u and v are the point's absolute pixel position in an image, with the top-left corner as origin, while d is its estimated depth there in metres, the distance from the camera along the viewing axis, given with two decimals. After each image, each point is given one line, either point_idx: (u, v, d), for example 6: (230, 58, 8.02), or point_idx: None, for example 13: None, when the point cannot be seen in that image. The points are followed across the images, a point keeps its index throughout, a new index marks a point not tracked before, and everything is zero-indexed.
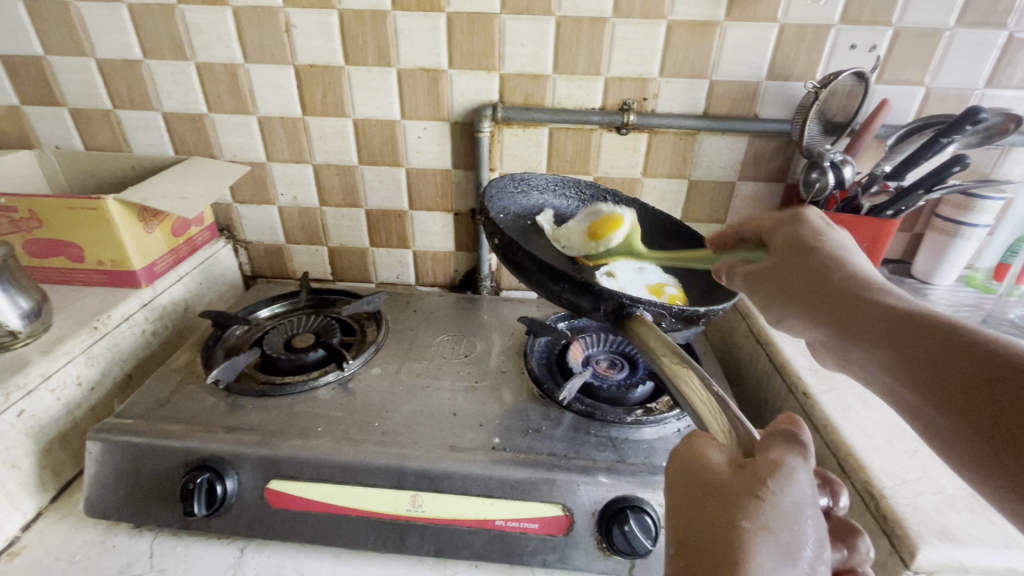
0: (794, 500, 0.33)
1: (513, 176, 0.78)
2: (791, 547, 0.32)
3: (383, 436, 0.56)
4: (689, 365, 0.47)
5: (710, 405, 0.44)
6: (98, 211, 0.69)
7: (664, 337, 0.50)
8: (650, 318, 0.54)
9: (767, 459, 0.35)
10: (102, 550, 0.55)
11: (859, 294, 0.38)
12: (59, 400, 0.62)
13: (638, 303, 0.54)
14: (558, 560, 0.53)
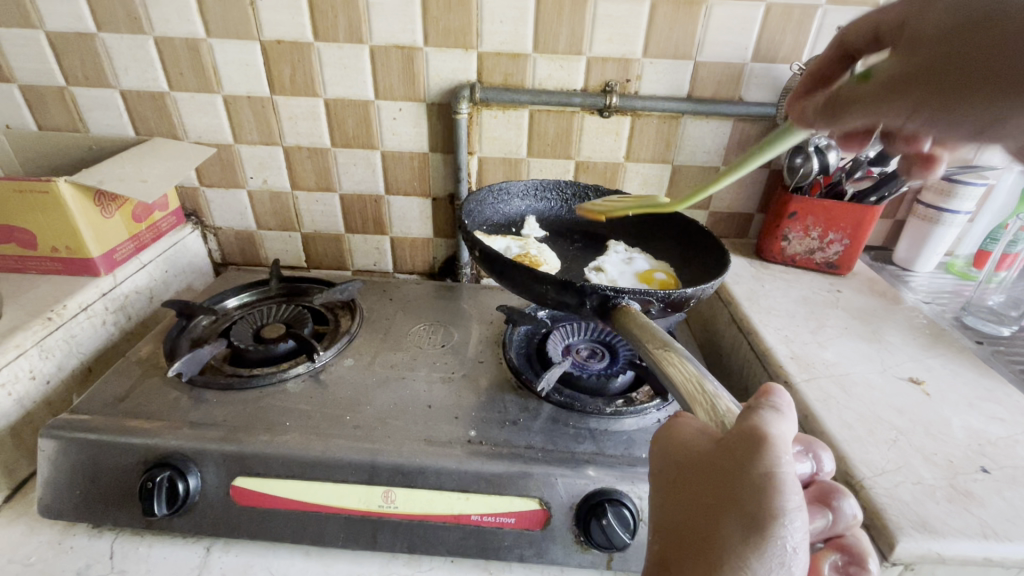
0: (763, 469, 0.30)
1: (491, 186, 0.77)
2: (760, 521, 0.29)
3: (354, 430, 0.54)
4: (675, 350, 0.46)
5: (691, 383, 0.43)
6: (50, 195, 0.65)
7: (652, 325, 0.49)
8: (638, 306, 0.53)
9: (739, 431, 0.32)
10: (59, 551, 0.52)
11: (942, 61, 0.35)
12: (11, 395, 0.58)
13: (622, 293, 0.53)
14: (536, 554, 0.52)
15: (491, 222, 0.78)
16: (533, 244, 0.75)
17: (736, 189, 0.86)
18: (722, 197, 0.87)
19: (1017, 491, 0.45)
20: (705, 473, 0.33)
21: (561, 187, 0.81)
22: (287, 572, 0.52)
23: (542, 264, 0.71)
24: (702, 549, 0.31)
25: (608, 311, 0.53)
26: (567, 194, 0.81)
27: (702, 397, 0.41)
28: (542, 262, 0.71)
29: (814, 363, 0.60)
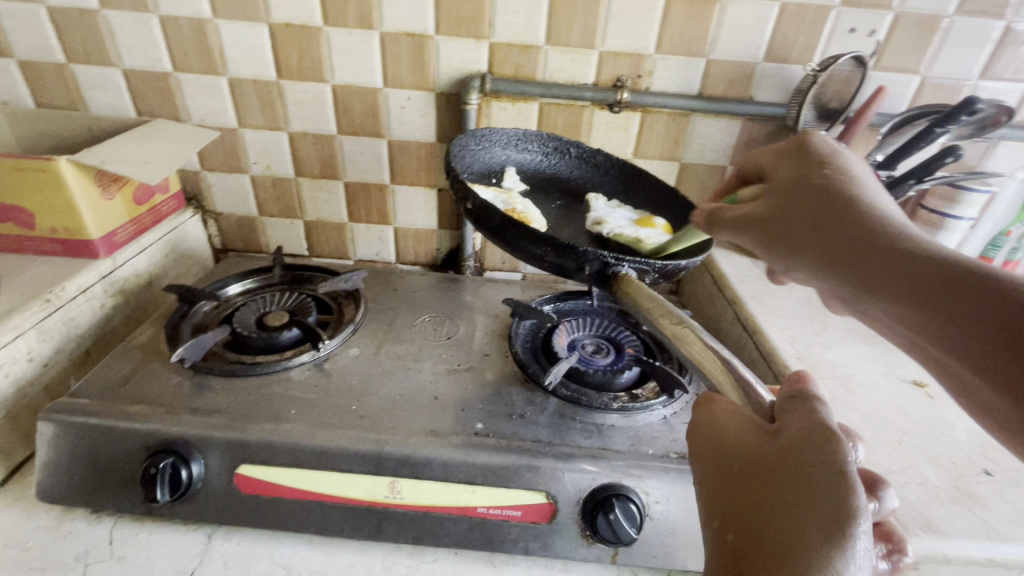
0: (839, 469, 0.31)
1: (474, 132, 0.74)
2: (842, 518, 0.29)
3: (361, 420, 0.54)
4: (688, 324, 0.50)
5: (713, 363, 0.46)
6: (50, 173, 0.64)
7: (656, 297, 0.52)
8: (633, 275, 0.55)
9: (800, 427, 0.35)
10: (57, 536, 0.52)
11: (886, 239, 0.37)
12: (8, 376, 0.57)
13: (622, 260, 0.54)
14: (541, 547, 0.52)
15: (473, 170, 0.75)
16: (518, 198, 0.70)
17: None
18: None
19: (1019, 494, 0.46)
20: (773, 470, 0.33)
21: (542, 139, 0.79)
22: (291, 561, 0.51)
23: (530, 221, 0.67)
24: (786, 543, 0.30)
25: (606, 277, 0.55)
26: (549, 147, 0.80)
27: (723, 374, 0.45)
28: (530, 220, 0.67)
29: (819, 364, 0.60)
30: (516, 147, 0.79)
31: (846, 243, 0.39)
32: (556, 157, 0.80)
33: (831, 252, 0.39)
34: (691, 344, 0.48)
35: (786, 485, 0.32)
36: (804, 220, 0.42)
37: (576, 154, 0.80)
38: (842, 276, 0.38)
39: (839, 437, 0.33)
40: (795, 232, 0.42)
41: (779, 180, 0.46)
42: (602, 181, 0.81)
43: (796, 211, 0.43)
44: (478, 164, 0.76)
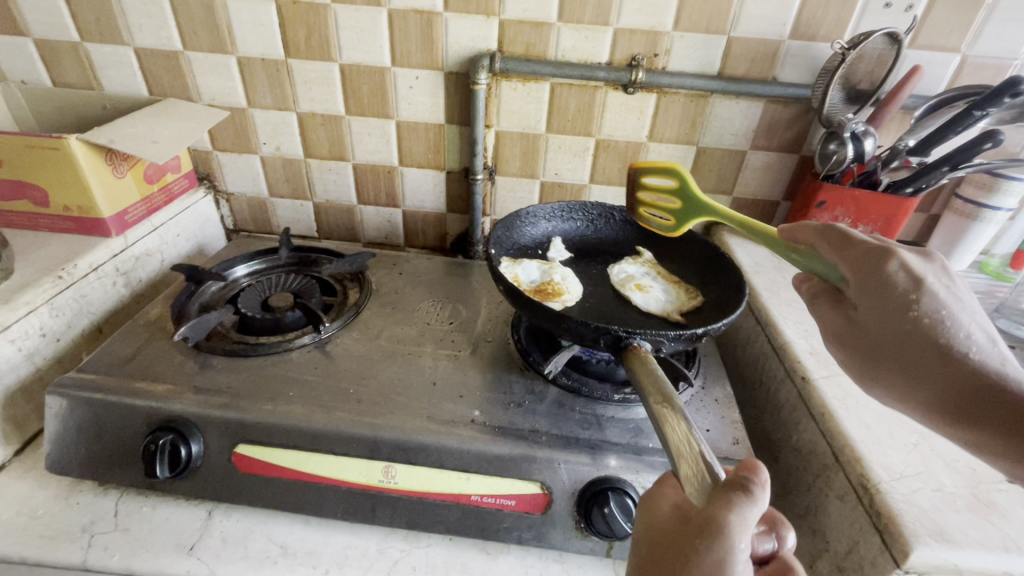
0: (719, 556, 0.30)
1: (518, 211, 0.72)
2: None
3: (358, 404, 0.54)
4: (678, 410, 0.41)
5: (683, 445, 0.38)
6: (61, 152, 0.65)
7: (660, 376, 0.45)
8: (648, 349, 0.50)
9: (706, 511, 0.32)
10: (65, 506, 0.53)
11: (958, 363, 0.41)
12: (21, 350, 0.59)
13: (635, 332, 0.50)
14: (534, 537, 0.51)
15: (517, 247, 0.73)
16: (559, 268, 0.69)
17: (764, 175, 0.82)
18: (747, 181, 0.83)
19: None
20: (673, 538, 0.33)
21: (586, 209, 0.76)
22: (286, 540, 0.52)
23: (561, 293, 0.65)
24: None
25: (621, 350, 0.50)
26: (592, 215, 0.77)
27: (689, 460, 0.36)
28: (562, 292, 0.65)
29: (834, 360, 0.58)
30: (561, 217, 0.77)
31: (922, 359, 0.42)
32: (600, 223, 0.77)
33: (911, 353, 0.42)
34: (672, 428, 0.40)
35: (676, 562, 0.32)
36: (893, 322, 0.43)
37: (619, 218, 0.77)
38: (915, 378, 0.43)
39: (743, 531, 0.30)
40: (897, 367, 0.44)
41: (871, 304, 0.44)
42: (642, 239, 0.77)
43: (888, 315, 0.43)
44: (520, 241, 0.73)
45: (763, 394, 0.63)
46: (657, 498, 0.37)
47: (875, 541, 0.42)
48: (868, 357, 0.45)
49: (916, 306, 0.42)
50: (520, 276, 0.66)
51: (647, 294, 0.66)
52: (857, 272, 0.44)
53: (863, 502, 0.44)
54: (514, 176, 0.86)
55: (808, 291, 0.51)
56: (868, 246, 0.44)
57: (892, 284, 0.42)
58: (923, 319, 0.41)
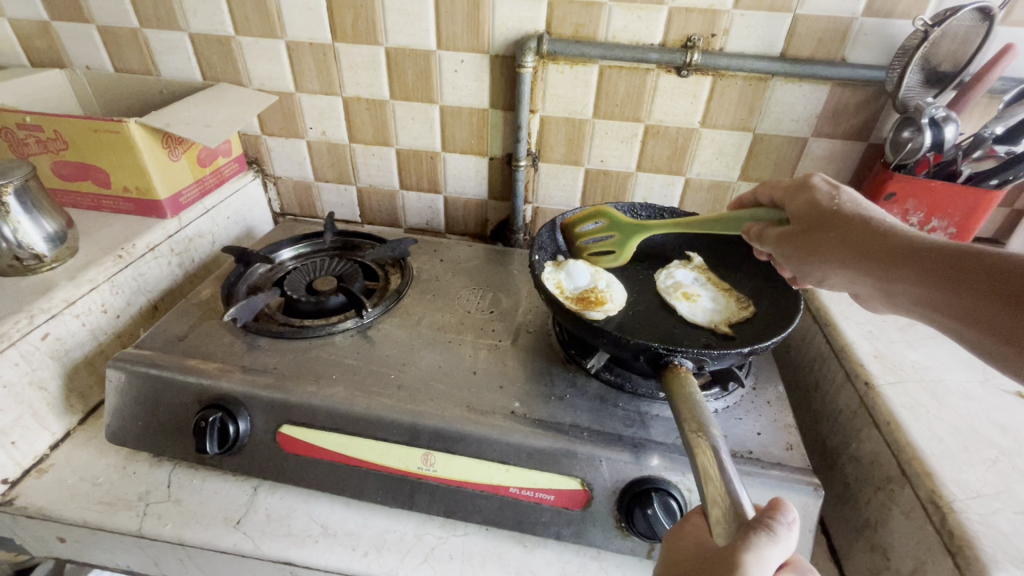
0: None
1: (564, 213, 0.69)
2: None
3: (399, 390, 0.54)
4: (711, 437, 0.40)
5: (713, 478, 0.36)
6: (121, 135, 0.67)
7: (701, 401, 0.43)
8: (690, 367, 0.48)
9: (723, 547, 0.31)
10: (124, 475, 0.56)
11: (876, 235, 0.43)
12: (85, 326, 0.62)
13: (676, 350, 0.48)
14: (573, 533, 0.50)
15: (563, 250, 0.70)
16: (604, 272, 0.65)
17: (826, 164, 0.77)
18: (807, 171, 0.78)
19: None
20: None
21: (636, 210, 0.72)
22: (328, 520, 0.53)
23: (606, 300, 0.61)
24: None
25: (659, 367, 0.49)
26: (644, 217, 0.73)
27: (717, 495, 0.35)
28: (607, 301, 0.60)
29: (901, 365, 0.53)
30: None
31: (840, 240, 0.45)
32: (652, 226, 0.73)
33: (834, 237, 0.45)
34: (703, 454, 0.38)
35: None
36: (814, 219, 0.48)
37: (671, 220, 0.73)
38: (837, 262, 0.45)
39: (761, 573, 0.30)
40: (823, 255, 0.46)
41: (798, 214, 0.49)
42: (695, 243, 0.73)
43: (812, 216, 0.48)
44: (566, 244, 0.70)
45: (819, 398, 0.59)
46: (680, 535, 0.37)
47: (945, 563, 0.39)
48: (801, 260, 0.48)
49: (830, 196, 0.48)
50: (563, 282, 0.62)
51: (694, 302, 0.61)
52: (788, 191, 0.52)
53: (933, 519, 0.40)
54: (558, 163, 0.83)
55: (759, 237, 0.53)
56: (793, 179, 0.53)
57: (811, 188, 0.50)
58: (836, 205, 0.47)
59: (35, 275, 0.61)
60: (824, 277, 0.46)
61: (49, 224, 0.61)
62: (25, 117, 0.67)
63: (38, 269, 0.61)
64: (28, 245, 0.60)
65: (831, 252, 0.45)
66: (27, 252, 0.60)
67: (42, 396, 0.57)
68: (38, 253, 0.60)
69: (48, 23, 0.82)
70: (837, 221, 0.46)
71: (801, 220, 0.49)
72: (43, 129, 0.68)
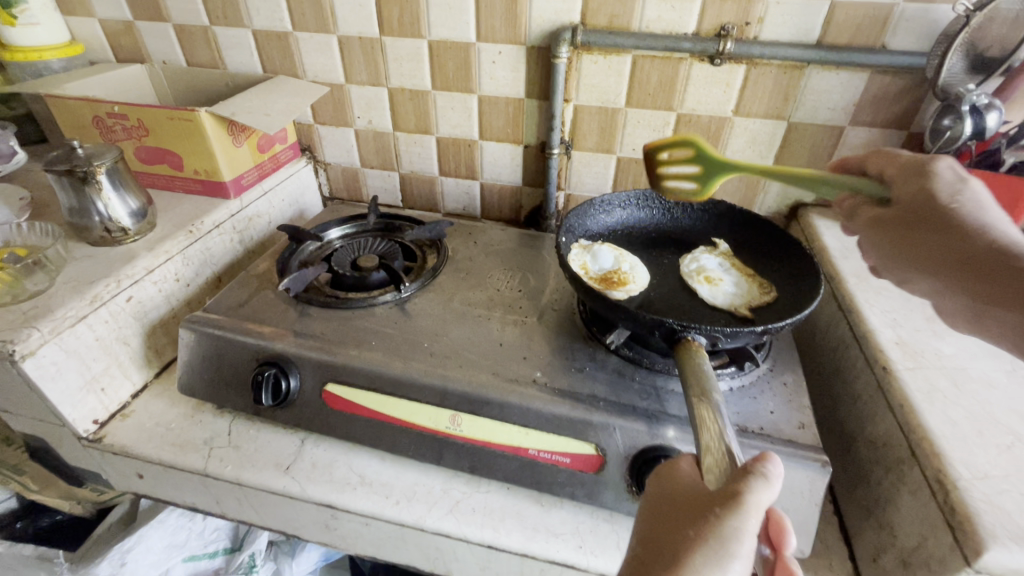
0: (734, 525, 0.33)
1: (591, 198, 0.72)
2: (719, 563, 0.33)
3: (431, 357, 0.59)
4: (714, 404, 0.43)
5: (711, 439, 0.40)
6: (194, 123, 0.75)
7: (708, 371, 0.46)
8: (703, 343, 0.50)
9: (726, 487, 0.35)
10: (192, 422, 0.64)
11: (989, 253, 0.46)
12: (161, 291, 0.70)
13: (690, 326, 0.50)
14: (587, 495, 0.53)
15: (590, 235, 0.73)
16: (628, 255, 0.67)
17: (863, 153, 0.76)
18: (843, 160, 0.77)
19: None
20: (684, 511, 0.36)
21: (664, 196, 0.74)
22: (365, 471, 0.59)
23: (628, 282, 0.64)
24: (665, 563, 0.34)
25: (674, 342, 0.51)
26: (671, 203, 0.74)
27: (714, 455, 0.38)
28: (629, 282, 0.63)
29: (923, 352, 0.54)
30: (637, 206, 0.74)
31: (951, 250, 0.48)
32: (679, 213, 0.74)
33: (942, 245, 0.48)
34: (706, 431, 0.41)
35: (687, 529, 0.35)
36: (929, 217, 0.50)
37: (699, 206, 0.74)
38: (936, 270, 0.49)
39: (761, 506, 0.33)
40: (925, 261, 0.49)
41: (911, 207, 0.51)
42: (723, 230, 0.74)
43: (925, 213, 0.50)
44: (594, 230, 0.73)
45: (839, 383, 0.60)
46: (665, 478, 0.40)
47: (945, 538, 0.40)
48: (897, 254, 0.52)
49: (952, 193, 0.50)
50: (588, 263, 0.65)
51: (715, 286, 0.63)
52: (902, 173, 0.53)
53: (937, 497, 0.42)
54: (590, 151, 0.86)
55: (849, 213, 0.57)
56: (915, 159, 0.53)
57: (930, 176, 0.51)
58: (952, 204, 0.49)
59: (121, 246, 0.69)
60: (910, 279, 0.51)
61: (133, 201, 0.69)
62: (114, 106, 0.76)
63: (123, 240, 0.69)
64: (116, 219, 0.68)
65: (929, 256, 0.49)
66: (115, 225, 0.68)
67: (126, 351, 0.66)
68: (124, 227, 0.69)
69: (132, 22, 0.91)
70: (951, 230, 0.48)
71: (915, 214, 0.51)
72: (129, 117, 0.76)
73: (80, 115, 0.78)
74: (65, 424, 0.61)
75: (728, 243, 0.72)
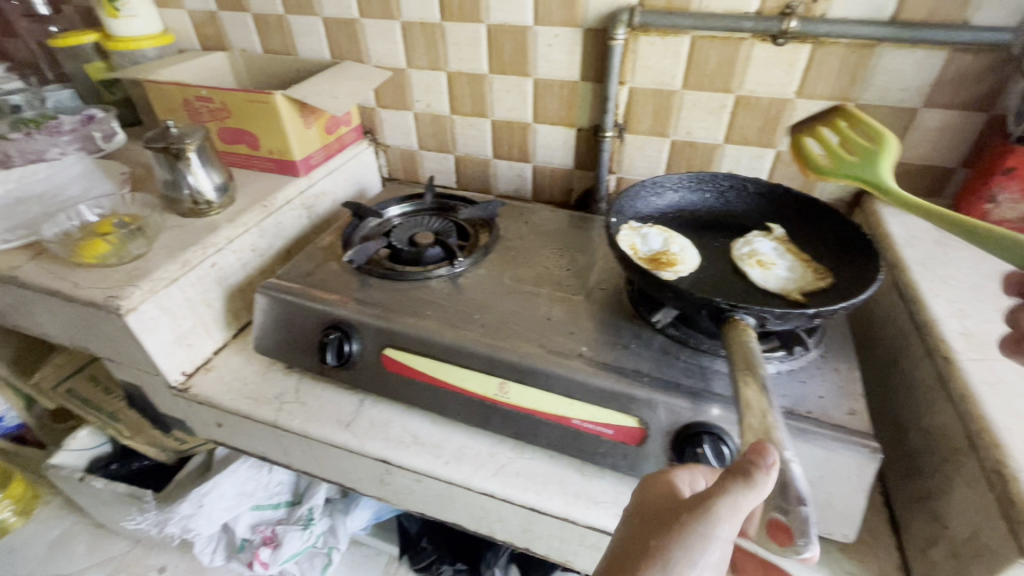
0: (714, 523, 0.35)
1: (643, 180, 0.72)
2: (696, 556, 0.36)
3: (482, 327, 0.62)
4: (760, 377, 0.43)
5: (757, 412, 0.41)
6: (269, 106, 0.81)
7: (755, 346, 0.46)
8: (752, 323, 0.50)
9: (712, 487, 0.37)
10: (265, 378, 0.70)
11: None
12: (239, 260, 0.77)
13: (738, 307, 0.50)
14: (628, 466, 0.55)
15: (640, 217, 0.73)
16: (678, 236, 0.67)
17: (938, 137, 0.72)
18: (915, 144, 0.74)
19: None
20: (673, 505, 0.38)
21: (717, 179, 0.72)
22: (418, 432, 0.63)
23: (678, 263, 0.64)
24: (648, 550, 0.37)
25: (721, 321, 0.51)
26: (725, 186, 0.73)
27: (761, 426, 0.39)
28: (678, 263, 0.64)
29: (992, 343, 0.51)
30: (691, 188, 0.73)
31: None
32: (733, 197, 0.73)
33: None
34: (752, 411, 0.41)
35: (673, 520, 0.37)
36: None
37: (754, 190, 0.72)
38: None
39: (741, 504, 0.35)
40: None
41: None
42: (780, 214, 0.72)
43: None
44: (644, 213, 0.73)
45: (898, 373, 0.58)
46: (662, 472, 0.42)
47: (1001, 528, 0.39)
48: None
49: None
50: (636, 242, 0.66)
51: (767, 270, 0.62)
52: None
53: (995, 487, 0.40)
54: (644, 134, 0.86)
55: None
56: None
57: None
58: None
59: (206, 217, 0.76)
60: None
61: (216, 176, 0.76)
62: (201, 90, 0.83)
63: (207, 212, 0.76)
64: (202, 192, 0.75)
65: None
66: (201, 197, 0.75)
67: (210, 311, 0.73)
68: (208, 199, 0.76)
69: (216, 13, 0.99)
70: None
71: None
72: (214, 101, 0.83)
73: (172, 99, 0.86)
74: (159, 373, 0.69)
75: (783, 228, 0.70)
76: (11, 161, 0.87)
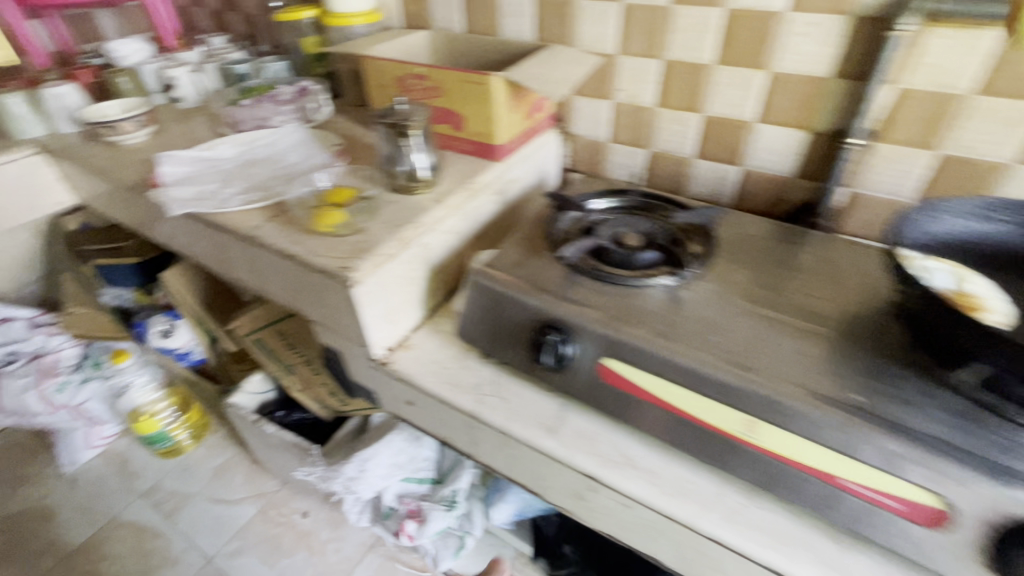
0: None
1: (926, 202, 0.59)
2: None
3: (722, 352, 0.55)
4: None
5: None
6: (484, 88, 0.79)
7: None
8: None
9: None
10: (462, 366, 0.69)
11: None
12: (442, 241, 0.76)
13: None
14: (909, 548, 0.46)
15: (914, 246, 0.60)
16: (973, 274, 0.55)
17: None
18: None
19: None
20: None
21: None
22: (632, 454, 0.58)
23: (983, 309, 0.52)
24: None
25: None
26: None
27: None
28: (985, 309, 0.52)
29: None
30: (984, 217, 0.60)
31: None
32: None
33: None
34: None
35: None
36: None
37: None
38: None
39: None
40: None
41: None
42: None
43: None
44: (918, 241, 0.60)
45: None
46: None
47: None
48: None
49: None
50: (928, 273, 0.54)
51: None
52: None
53: None
54: (900, 144, 0.73)
55: None
56: None
57: None
58: None
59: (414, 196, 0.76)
60: None
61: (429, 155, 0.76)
62: (419, 68, 0.83)
63: (414, 191, 0.76)
64: (414, 169, 0.75)
65: None
66: (412, 175, 0.75)
67: (414, 290, 0.73)
68: (418, 177, 0.75)
69: None
70: None
71: None
72: (428, 79, 0.83)
73: (387, 75, 0.88)
74: (366, 345, 0.70)
75: None
76: (242, 125, 0.95)
